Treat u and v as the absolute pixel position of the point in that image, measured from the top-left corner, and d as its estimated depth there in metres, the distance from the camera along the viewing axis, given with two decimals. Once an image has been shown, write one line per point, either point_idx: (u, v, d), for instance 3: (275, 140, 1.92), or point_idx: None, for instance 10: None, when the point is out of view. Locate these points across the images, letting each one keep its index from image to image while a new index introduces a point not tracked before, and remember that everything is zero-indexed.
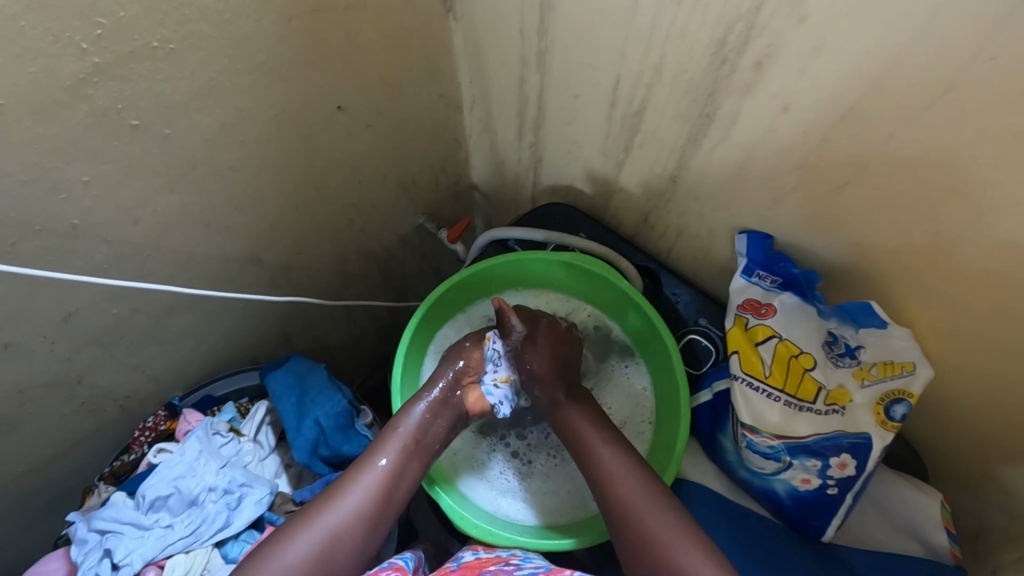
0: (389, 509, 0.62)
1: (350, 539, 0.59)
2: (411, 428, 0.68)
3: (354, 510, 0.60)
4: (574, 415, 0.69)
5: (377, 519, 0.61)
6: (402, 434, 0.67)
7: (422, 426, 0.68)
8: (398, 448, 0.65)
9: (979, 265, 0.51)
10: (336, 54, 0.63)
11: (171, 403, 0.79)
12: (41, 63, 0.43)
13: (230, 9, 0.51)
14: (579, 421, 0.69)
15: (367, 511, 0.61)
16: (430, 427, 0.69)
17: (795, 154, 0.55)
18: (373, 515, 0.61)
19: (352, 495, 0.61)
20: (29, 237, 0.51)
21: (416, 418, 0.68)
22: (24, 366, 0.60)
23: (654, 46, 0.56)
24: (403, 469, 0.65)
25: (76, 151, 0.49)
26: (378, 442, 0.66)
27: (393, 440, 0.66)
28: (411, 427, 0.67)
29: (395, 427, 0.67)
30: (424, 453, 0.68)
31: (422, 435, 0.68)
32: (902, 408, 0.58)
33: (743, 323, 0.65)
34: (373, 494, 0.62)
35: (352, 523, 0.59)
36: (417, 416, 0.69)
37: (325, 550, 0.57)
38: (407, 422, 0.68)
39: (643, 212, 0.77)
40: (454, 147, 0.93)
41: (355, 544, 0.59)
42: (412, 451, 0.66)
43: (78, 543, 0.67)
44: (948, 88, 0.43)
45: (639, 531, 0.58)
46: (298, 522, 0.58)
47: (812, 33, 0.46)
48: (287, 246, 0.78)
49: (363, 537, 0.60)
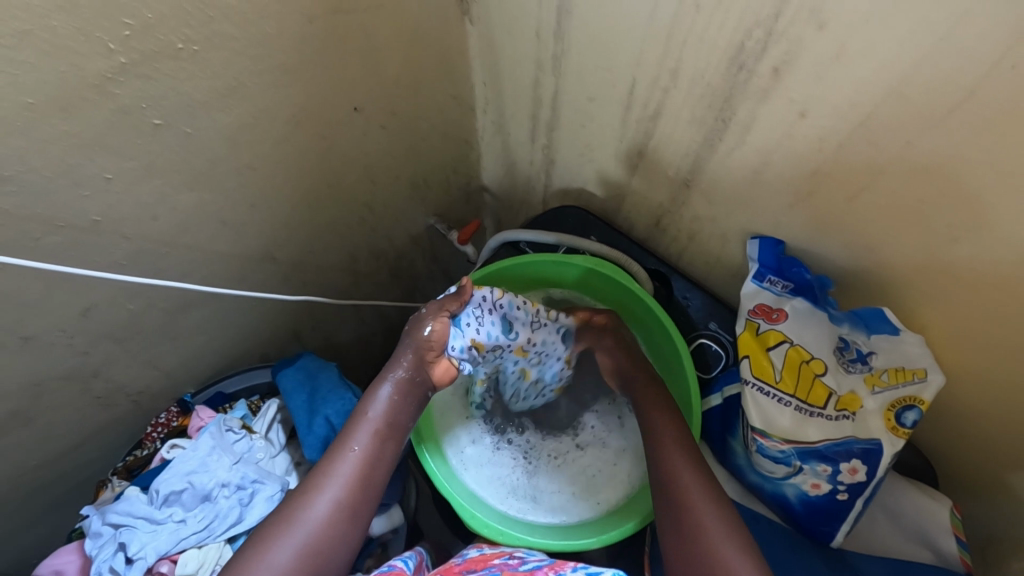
0: (370, 492, 0.62)
1: (332, 531, 0.59)
2: (379, 411, 0.66)
3: (331, 503, 0.60)
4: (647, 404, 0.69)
5: (358, 507, 0.61)
6: (371, 418, 0.65)
7: (391, 408, 0.67)
8: (370, 433, 0.64)
9: (998, 273, 0.51)
10: (354, 54, 0.64)
11: (183, 399, 0.80)
12: (69, 61, 0.43)
13: (254, 10, 0.51)
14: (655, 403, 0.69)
15: (345, 501, 0.61)
16: (398, 406, 0.67)
17: (811, 160, 0.56)
18: (353, 503, 0.61)
19: (327, 488, 0.61)
20: (52, 232, 0.52)
21: (383, 401, 0.67)
22: (43, 358, 0.61)
23: (673, 51, 0.57)
24: (377, 453, 0.64)
25: (100, 148, 0.50)
26: (346, 430, 0.65)
27: (362, 429, 0.65)
28: (380, 411, 0.66)
29: (363, 413, 0.66)
30: (399, 432, 0.67)
31: (394, 415, 0.67)
32: (914, 414, 0.59)
33: (753, 328, 0.66)
34: (348, 482, 0.61)
35: (334, 515, 0.60)
36: (385, 398, 0.67)
37: (311, 546, 0.57)
38: (376, 406, 0.66)
39: (655, 214, 0.78)
40: (467, 149, 0.93)
41: (339, 536, 0.59)
42: (385, 435, 0.65)
43: (93, 536, 0.68)
44: (969, 94, 0.43)
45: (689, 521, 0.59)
46: (279, 522, 0.59)
47: (833, 41, 0.46)
48: (302, 245, 0.79)
49: (346, 527, 0.60)
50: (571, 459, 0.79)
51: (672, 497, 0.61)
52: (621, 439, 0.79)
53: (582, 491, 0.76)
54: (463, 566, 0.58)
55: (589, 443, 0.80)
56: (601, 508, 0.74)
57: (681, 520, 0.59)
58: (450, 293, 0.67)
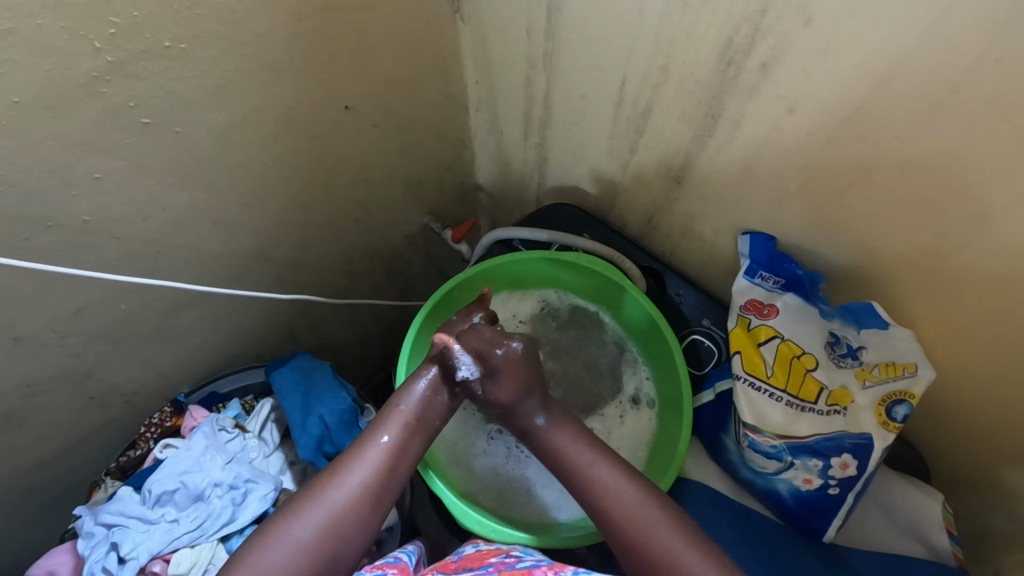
0: (395, 483, 0.62)
1: (353, 515, 0.59)
2: (412, 405, 0.67)
3: (358, 487, 0.60)
4: (558, 438, 0.66)
5: (381, 494, 0.61)
6: (404, 410, 0.66)
7: (423, 403, 0.67)
8: (400, 425, 0.65)
9: (988, 268, 0.51)
10: (346, 53, 0.64)
11: (177, 400, 0.80)
12: (56, 60, 0.43)
13: (243, 9, 0.51)
14: (567, 438, 0.66)
15: (371, 487, 0.60)
16: (431, 403, 0.68)
17: (800, 155, 0.56)
18: (377, 491, 0.61)
19: (355, 472, 0.61)
20: (41, 232, 0.52)
21: (417, 396, 0.67)
22: (35, 359, 0.61)
23: (663, 47, 0.57)
24: (405, 446, 0.64)
25: (90, 148, 0.50)
26: (380, 417, 0.65)
27: (394, 419, 0.65)
28: (412, 405, 0.66)
29: (396, 404, 0.66)
30: (428, 429, 0.67)
31: (424, 411, 0.67)
32: (904, 408, 0.59)
33: (745, 324, 0.66)
34: (377, 469, 0.61)
35: (357, 500, 0.59)
36: (419, 393, 0.67)
37: (332, 527, 0.57)
38: (408, 399, 0.67)
39: (648, 212, 0.78)
40: (460, 148, 0.93)
41: (359, 523, 0.59)
42: (415, 428, 0.66)
43: (85, 536, 0.67)
44: (953, 89, 0.43)
45: (636, 540, 0.58)
46: (304, 500, 0.59)
47: (819, 36, 0.46)
48: (295, 245, 0.79)
49: (367, 514, 0.59)
50: None
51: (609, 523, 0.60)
52: (619, 440, 0.77)
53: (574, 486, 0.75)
54: (459, 564, 0.58)
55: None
56: None
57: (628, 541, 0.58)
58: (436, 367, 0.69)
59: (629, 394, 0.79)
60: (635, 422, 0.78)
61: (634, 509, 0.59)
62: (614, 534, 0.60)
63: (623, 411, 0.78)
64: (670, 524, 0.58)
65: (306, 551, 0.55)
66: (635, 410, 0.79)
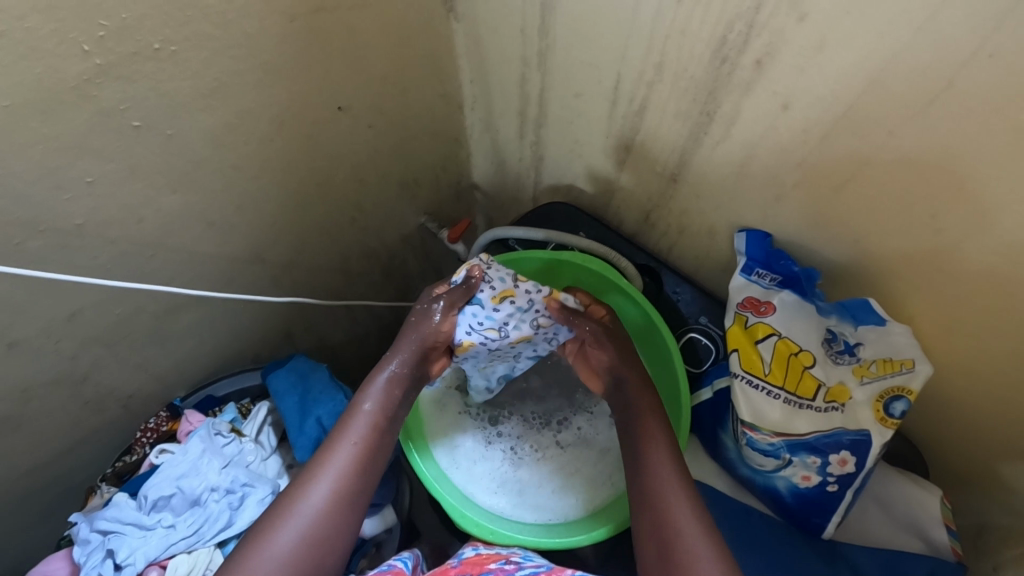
0: (368, 483, 0.63)
1: (331, 521, 0.59)
2: (376, 404, 0.65)
3: (330, 493, 0.60)
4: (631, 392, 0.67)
5: (358, 496, 0.61)
6: (368, 410, 0.65)
7: (385, 399, 0.66)
8: (367, 425, 0.64)
9: (986, 263, 0.51)
10: (338, 54, 0.63)
11: (173, 405, 0.79)
12: (46, 63, 0.43)
13: (233, 10, 0.51)
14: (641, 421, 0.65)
15: (345, 490, 0.61)
16: (395, 399, 0.67)
17: (796, 153, 0.56)
18: (352, 493, 0.61)
19: (326, 478, 0.60)
20: (33, 237, 0.52)
21: (379, 393, 0.66)
22: (30, 364, 0.60)
23: (656, 46, 0.57)
24: (375, 444, 0.64)
25: (81, 150, 0.49)
26: (344, 420, 0.64)
27: (358, 420, 0.64)
28: (376, 404, 0.65)
29: (359, 405, 0.65)
30: (394, 423, 0.67)
31: (389, 407, 0.66)
32: (902, 405, 0.59)
33: (742, 321, 0.66)
34: (348, 474, 0.61)
35: (333, 505, 0.60)
36: (379, 391, 0.66)
37: (311, 538, 0.57)
38: (371, 398, 0.65)
39: (644, 209, 0.77)
40: (456, 147, 0.93)
41: (339, 526, 0.59)
42: (383, 429, 0.65)
43: (81, 543, 0.67)
44: (948, 85, 0.43)
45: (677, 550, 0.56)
46: (277, 514, 0.58)
47: (813, 32, 0.46)
48: (290, 246, 0.78)
49: (346, 516, 0.60)
50: (552, 457, 0.78)
51: (649, 517, 0.59)
52: (608, 440, 0.78)
53: (564, 489, 0.75)
54: (459, 569, 0.57)
55: (570, 441, 0.78)
56: (588, 506, 0.73)
57: (652, 525, 0.59)
58: (456, 284, 0.67)
59: None
60: None
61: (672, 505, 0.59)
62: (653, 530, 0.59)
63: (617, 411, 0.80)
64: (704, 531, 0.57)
65: (289, 565, 0.56)
66: None
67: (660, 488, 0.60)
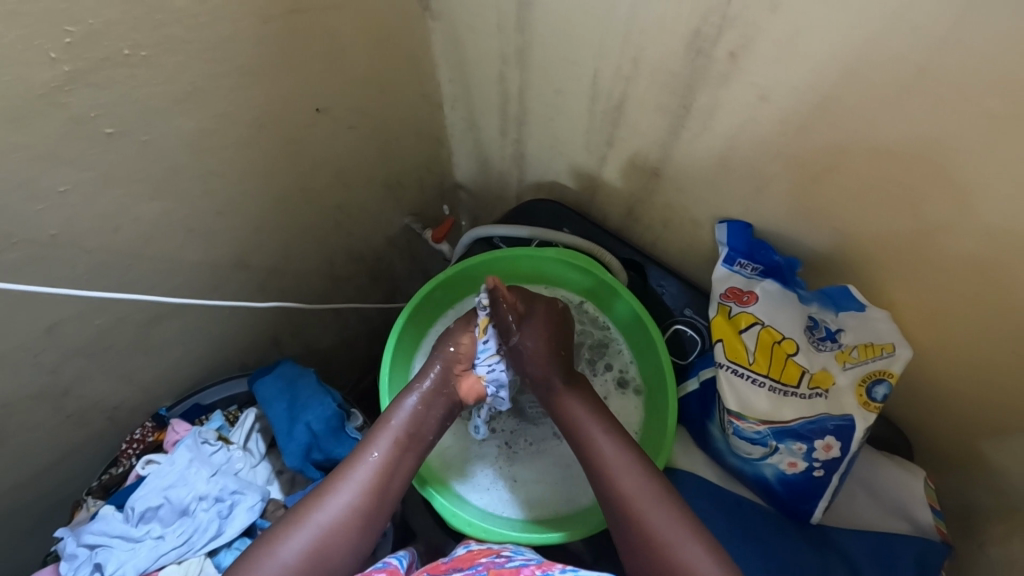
0: (383, 503, 0.62)
1: (340, 536, 0.58)
2: (403, 420, 0.66)
3: (344, 507, 0.60)
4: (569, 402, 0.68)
5: (371, 516, 0.61)
6: (394, 426, 0.65)
7: (415, 417, 0.67)
8: (391, 441, 0.64)
9: (961, 246, 0.52)
10: (314, 55, 0.63)
11: (159, 414, 0.78)
12: (13, 71, 0.42)
13: (205, 12, 0.50)
14: (580, 417, 0.67)
15: (359, 507, 0.60)
16: (422, 420, 0.67)
17: (774, 143, 0.56)
18: (366, 511, 0.60)
19: (344, 491, 0.60)
20: (7, 249, 0.51)
21: (409, 411, 0.67)
22: (10, 379, 0.60)
23: (633, 41, 0.57)
24: (396, 462, 0.64)
25: (54, 160, 0.49)
26: (371, 435, 0.65)
27: (385, 434, 0.65)
28: (403, 420, 0.66)
29: (387, 420, 0.66)
30: (420, 445, 0.67)
31: (417, 426, 0.66)
32: (883, 388, 0.60)
33: (726, 312, 0.66)
34: (365, 491, 0.61)
35: (346, 520, 0.59)
36: (409, 408, 0.67)
37: (317, 550, 0.57)
38: (400, 414, 0.66)
39: (628, 203, 0.78)
40: (438, 147, 0.93)
41: (348, 542, 0.59)
42: (405, 447, 0.65)
43: (67, 559, 0.66)
44: (920, 72, 0.44)
45: (646, 544, 0.58)
46: (289, 522, 0.58)
47: (786, 22, 0.46)
48: (274, 251, 0.78)
49: (356, 534, 0.59)
50: (548, 448, 0.77)
51: (619, 516, 0.61)
52: None
53: (562, 481, 0.75)
54: (449, 565, 0.57)
55: None
56: (580, 500, 0.74)
57: (625, 526, 0.60)
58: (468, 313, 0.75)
59: (616, 378, 0.80)
60: (622, 405, 0.78)
61: (637, 500, 0.60)
62: (626, 531, 0.60)
63: (609, 391, 0.79)
64: (677, 519, 0.59)
65: None
66: (621, 394, 0.79)
67: (623, 487, 0.61)
